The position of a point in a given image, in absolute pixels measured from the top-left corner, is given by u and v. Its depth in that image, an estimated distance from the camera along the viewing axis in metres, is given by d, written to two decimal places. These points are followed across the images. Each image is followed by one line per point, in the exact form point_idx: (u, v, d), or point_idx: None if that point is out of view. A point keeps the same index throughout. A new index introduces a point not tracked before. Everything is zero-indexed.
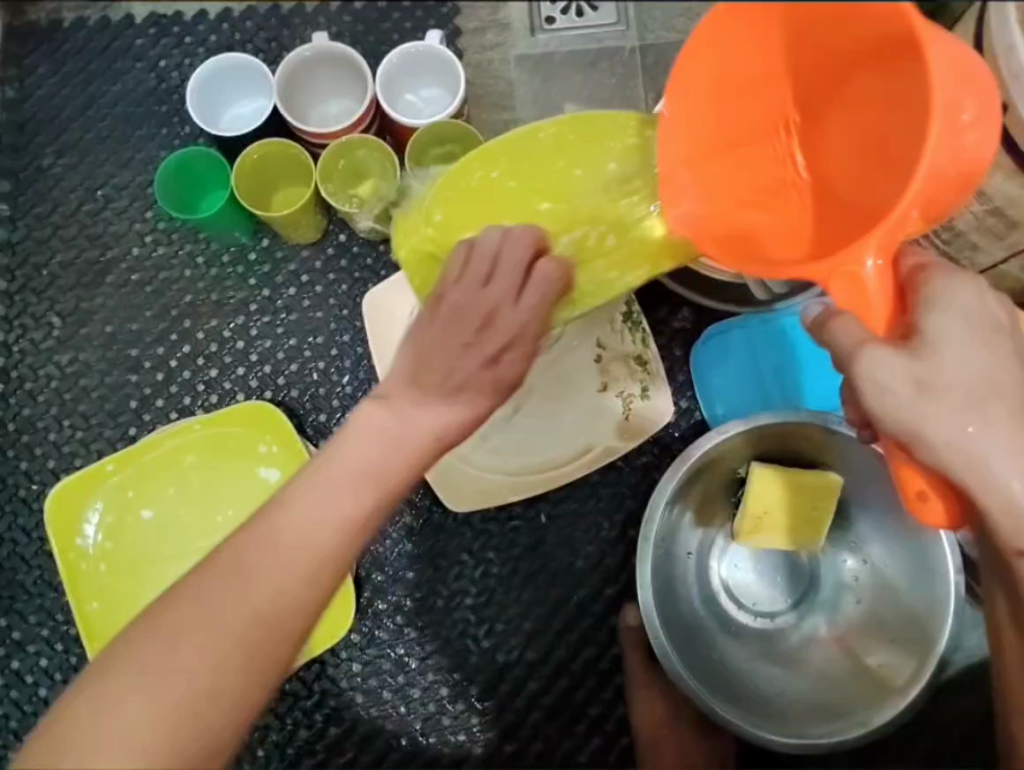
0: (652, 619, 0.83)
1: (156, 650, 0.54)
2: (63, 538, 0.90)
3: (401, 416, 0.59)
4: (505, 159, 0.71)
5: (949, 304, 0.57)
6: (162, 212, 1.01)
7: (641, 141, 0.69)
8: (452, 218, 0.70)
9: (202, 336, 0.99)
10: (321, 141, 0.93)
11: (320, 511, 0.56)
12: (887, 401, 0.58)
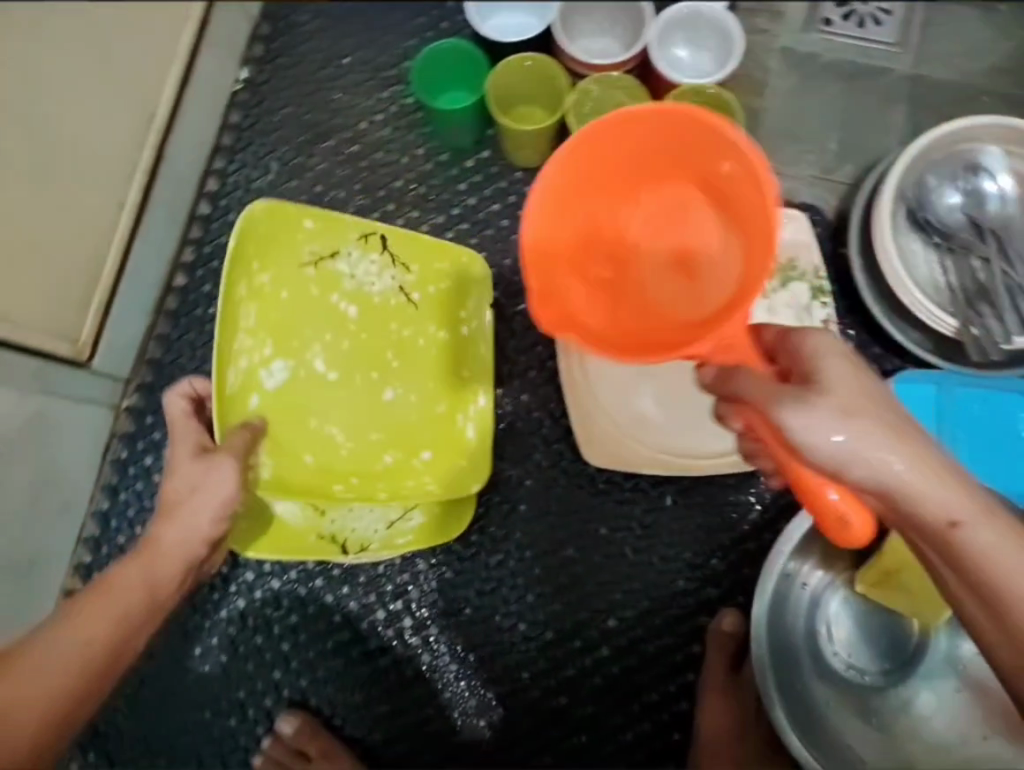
0: (756, 631, 0.85)
1: None
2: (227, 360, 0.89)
3: (149, 555, 0.73)
4: (268, 317, 0.92)
5: (829, 349, 0.59)
6: (398, 97, 1.03)
7: (305, 226, 0.92)
8: (288, 397, 0.93)
9: (401, 223, 1.02)
10: (577, 69, 0.93)
11: (77, 624, 0.66)
12: (806, 440, 0.57)
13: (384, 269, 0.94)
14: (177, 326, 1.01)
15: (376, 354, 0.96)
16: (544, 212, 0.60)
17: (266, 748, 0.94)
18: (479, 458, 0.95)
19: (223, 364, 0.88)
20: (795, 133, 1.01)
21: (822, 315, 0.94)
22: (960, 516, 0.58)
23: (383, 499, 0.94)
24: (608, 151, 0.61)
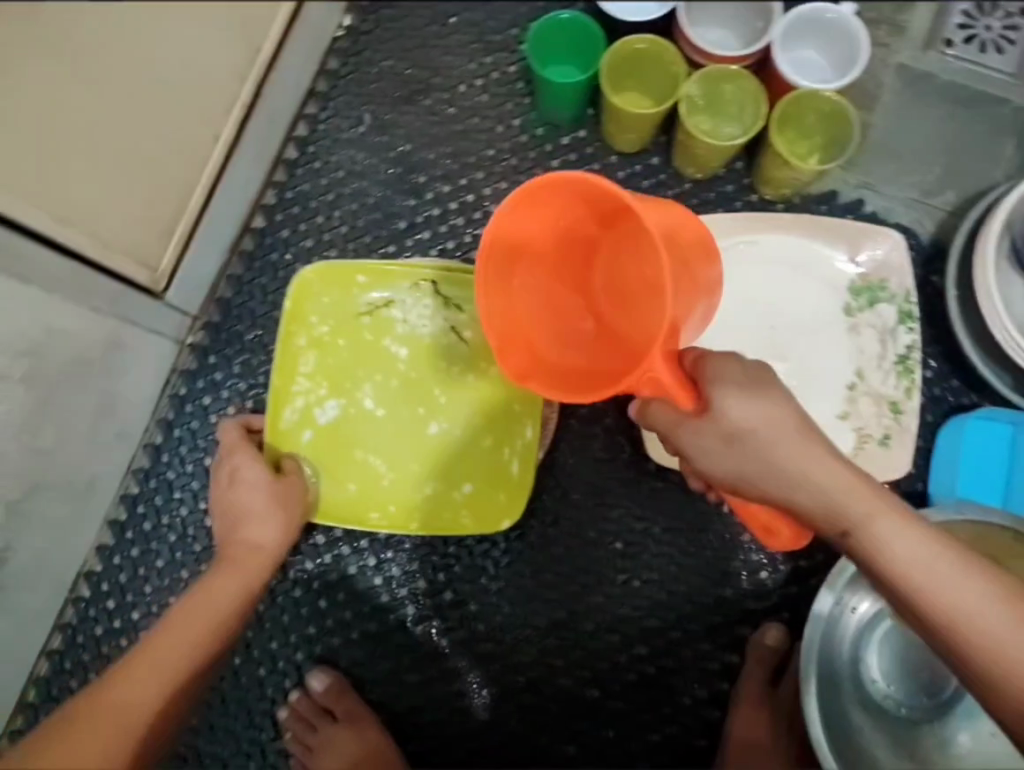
0: (810, 651, 0.83)
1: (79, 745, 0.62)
2: (279, 401, 0.90)
3: (238, 557, 0.81)
4: (326, 362, 0.91)
5: (725, 376, 0.61)
6: (501, 64, 1.01)
7: (358, 279, 0.89)
8: (333, 445, 0.91)
9: (487, 193, 1.00)
10: (692, 55, 0.91)
11: (190, 615, 0.74)
12: (707, 465, 0.63)
13: (436, 311, 0.91)
14: (250, 268, 0.99)
15: (423, 391, 0.92)
16: (493, 281, 0.67)
17: (292, 701, 0.93)
18: (516, 494, 0.89)
19: (278, 404, 0.90)
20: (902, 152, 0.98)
21: (907, 341, 0.92)
22: (869, 526, 0.62)
23: (417, 529, 0.90)
24: (535, 210, 0.66)
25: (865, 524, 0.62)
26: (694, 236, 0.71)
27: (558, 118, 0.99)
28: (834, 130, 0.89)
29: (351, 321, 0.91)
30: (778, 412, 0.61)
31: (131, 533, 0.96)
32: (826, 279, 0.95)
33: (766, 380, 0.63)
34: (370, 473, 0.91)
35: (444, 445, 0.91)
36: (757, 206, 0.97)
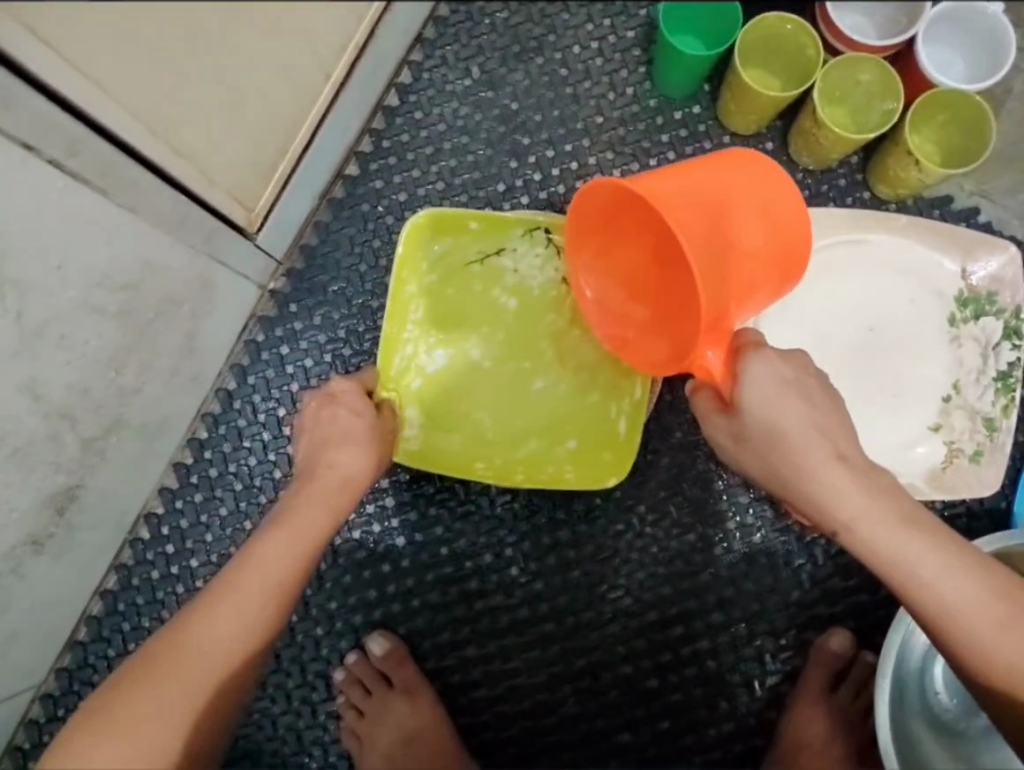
0: (887, 657, 0.81)
1: (158, 691, 0.64)
2: (387, 349, 0.88)
3: (321, 484, 0.77)
4: (432, 309, 0.90)
5: (744, 381, 0.68)
6: (619, 29, 0.98)
7: (477, 228, 0.88)
8: (440, 392, 0.91)
9: (592, 162, 0.96)
10: (836, 45, 0.88)
11: (274, 549, 0.72)
12: (726, 454, 0.74)
13: (548, 261, 0.91)
14: (339, 215, 0.95)
15: (530, 345, 0.92)
16: (590, 260, 0.80)
17: (348, 664, 0.92)
18: (624, 453, 0.89)
19: (388, 352, 0.88)
20: None
21: (1010, 357, 0.90)
22: (862, 538, 0.68)
23: (523, 482, 0.90)
24: (606, 200, 0.74)
25: (852, 527, 0.68)
26: (769, 199, 0.70)
27: (671, 92, 0.95)
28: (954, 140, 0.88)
29: (462, 272, 0.91)
30: (795, 422, 0.68)
31: (196, 478, 0.93)
32: (931, 283, 0.93)
33: (791, 387, 0.68)
34: (477, 422, 0.91)
35: (552, 398, 0.91)
36: (870, 204, 0.94)
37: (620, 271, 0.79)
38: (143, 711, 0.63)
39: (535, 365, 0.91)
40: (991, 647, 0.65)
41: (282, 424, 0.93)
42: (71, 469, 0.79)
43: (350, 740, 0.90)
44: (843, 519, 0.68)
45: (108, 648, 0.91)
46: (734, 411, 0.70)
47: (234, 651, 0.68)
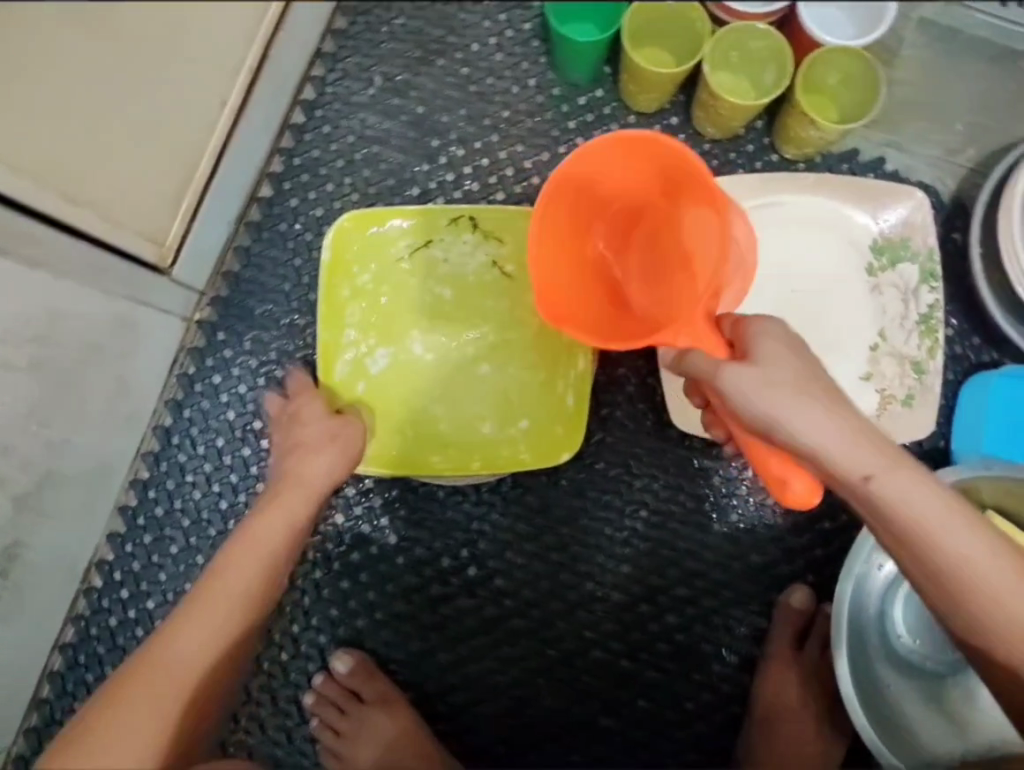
0: (840, 604, 0.82)
1: (123, 716, 0.63)
2: (327, 356, 0.88)
3: (288, 491, 0.77)
4: (367, 306, 0.90)
5: (760, 332, 0.66)
6: (516, 22, 0.98)
7: (403, 223, 0.90)
8: (384, 392, 0.90)
9: (503, 156, 0.97)
10: (720, 15, 0.90)
11: (239, 564, 0.72)
12: (747, 407, 0.64)
13: (477, 246, 0.91)
14: (259, 238, 0.95)
15: (472, 332, 0.92)
16: (556, 247, 0.77)
17: (317, 685, 0.91)
18: (574, 426, 0.89)
19: (328, 360, 0.88)
20: (925, 109, 0.98)
21: (930, 299, 0.92)
22: (891, 482, 0.61)
23: (479, 470, 0.89)
24: (594, 178, 0.75)
25: (886, 472, 0.62)
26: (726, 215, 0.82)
27: (575, 79, 0.97)
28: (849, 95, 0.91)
29: (394, 269, 0.91)
30: (811, 369, 0.65)
31: (143, 519, 0.92)
32: (845, 234, 0.95)
33: (799, 344, 0.67)
34: (428, 418, 0.91)
35: (496, 383, 0.92)
36: (778, 166, 0.96)
37: (576, 270, 0.78)
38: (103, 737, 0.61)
39: (472, 359, 0.92)
40: (1008, 598, 0.60)
41: (222, 454, 0.93)
42: (5, 529, 0.78)
43: (330, 760, 0.90)
44: (872, 463, 0.62)
45: (72, 703, 0.89)
46: (752, 359, 0.65)
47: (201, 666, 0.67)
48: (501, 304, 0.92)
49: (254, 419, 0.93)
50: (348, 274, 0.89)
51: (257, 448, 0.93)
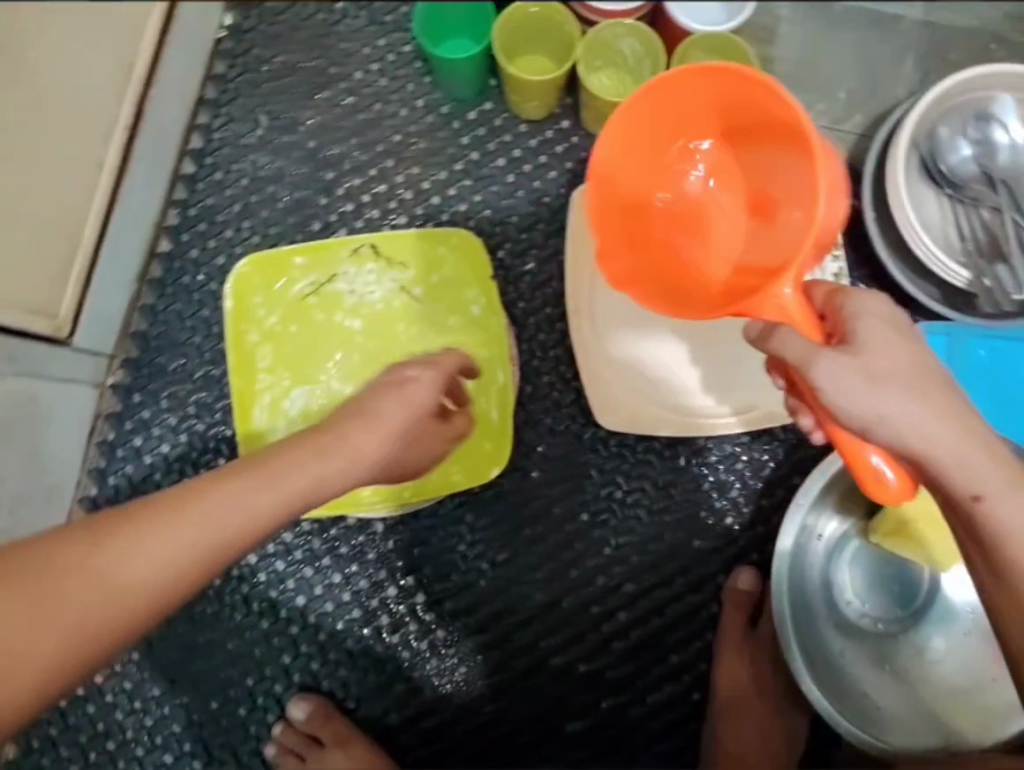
0: (778, 577, 0.87)
1: (86, 587, 0.56)
2: (244, 402, 0.89)
3: (338, 444, 0.66)
4: (277, 347, 0.90)
5: (868, 315, 0.58)
6: (396, 45, 0.98)
7: (306, 262, 0.90)
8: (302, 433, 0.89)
9: (400, 180, 0.97)
10: (588, 16, 0.90)
11: (264, 493, 0.62)
12: (849, 405, 0.56)
13: (383, 275, 0.91)
14: (163, 295, 0.94)
15: (387, 358, 0.90)
16: (613, 209, 0.68)
17: (277, 735, 0.90)
18: (502, 441, 0.92)
19: (245, 408, 0.89)
20: (810, 81, 0.99)
21: (835, 268, 0.93)
22: (993, 495, 0.57)
23: (411, 498, 0.92)
24: (659, 128, 0.67)
25: (1001, 483, 0.57)
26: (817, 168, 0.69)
27: (461, 95, 0.97)
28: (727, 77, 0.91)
29: (301, 307, 0.90)
30: (921, 357, 0.58)
31: None
32: None
33: (906, 325, 0.59)
34: None
35: None
36: None
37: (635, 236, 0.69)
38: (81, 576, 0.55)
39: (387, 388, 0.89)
40: None
41: None
42: None
43: None
44: (982, 474, 0.57)
45: None
46: (852, 342, 0.58)
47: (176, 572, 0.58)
48: (414, 328, 0.91)
49: (180, 476, 0.92)
50: (254, 319, 0.89)
51: None
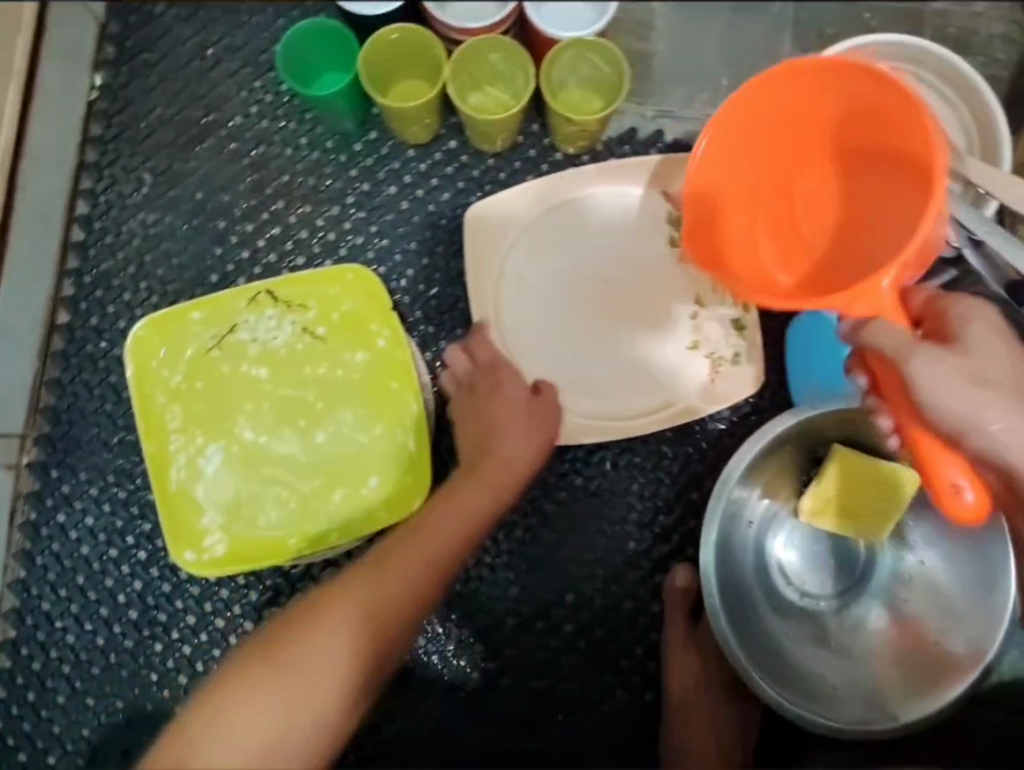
0: (708, 572, 0.84)
1: (356, 598, 0.71)
2: (158, 467, 0.88)
3: (505, 448, 0.85)
4: (185, 406, 0.89)
5: (976, 319, 0.63)
6: (272, 86, 0.97)
7: (203, 317, 0.90)
8: (221, 488, 0.88)
9: (293, 220, 0.96)
10: (453, 37, 0.91)
11: (469, 504, 0.81)
12: (941, 404, 0.60)
13: (282, 318, 0.90)
14: (67, 367, 0.93)
15: (298, 403, 0.90)
16: (710, 197, 0.70)
17: None
18: (421, 469, 0.88)
19: (160, 472, 0.88)
20: (692, 71, 0.99)
21: None
22: None
23: (339, 540, 0.87)
24: (762, 117, 0.68)
25: None
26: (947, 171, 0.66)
27: (343, 127, 0.96)
28: (599, 81, 0.93)
29: (205, 362, 0.89)
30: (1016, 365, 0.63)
31: (23, 678, 0.89)
32: (640, 214, 0.95)
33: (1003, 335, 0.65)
34: (274, 502, 0.88)
35: (334, 446, 0.89)
36: (563, 164, 0.97)
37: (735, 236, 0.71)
38: (358, 616, 0.70)
39: (304, 436, 0.89)
40: None
41: (86, 590, 0.91)
42: None
43: None
44: None
45: None
46: (959, 342, 0.63)
47: (424, 591, 0.73)
48: (322, 368, 0.90)
49: (108, 546, 0.91)
50: (159, 380, 0.89)
51: (120, 576, 0.91)
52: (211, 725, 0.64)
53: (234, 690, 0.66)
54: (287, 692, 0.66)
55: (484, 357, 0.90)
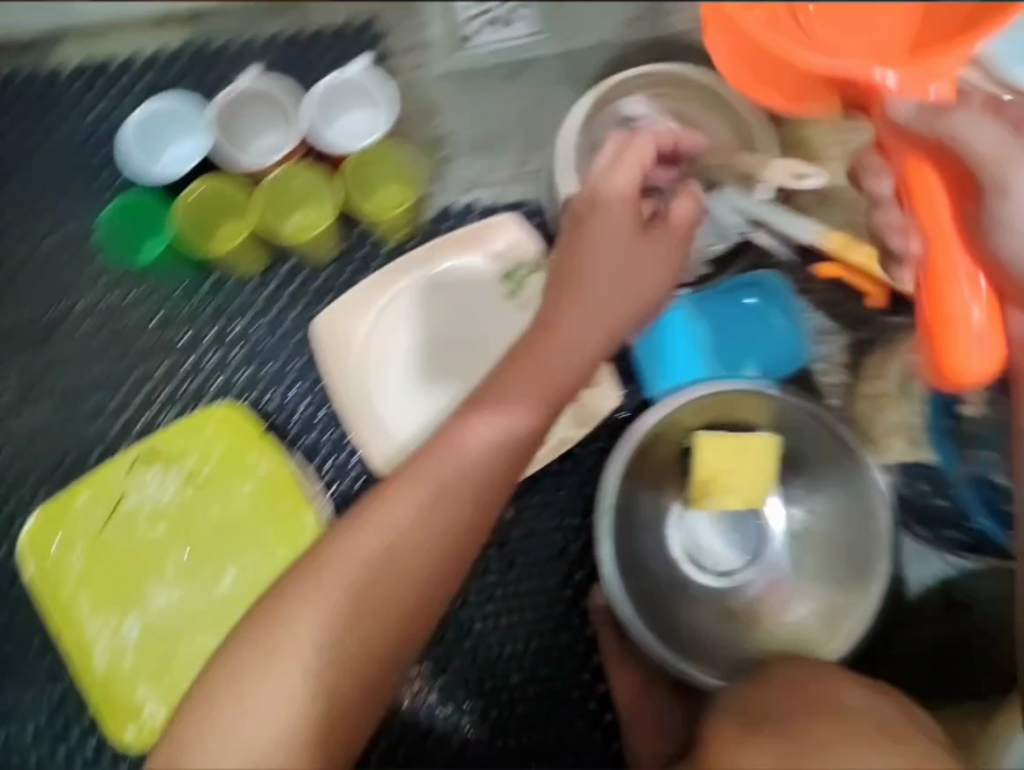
0: (612, 580, 0.90)
1: (384, 530, 0.66)
2: (81, 654, 0.92)
3: (587, 305, 0.77)
4: (93, 588, 0.93)
5: None
6: (107, 262, 1.03)
7: (90, 498, 0.94)
8: (146, 656, 0.92)
9: (159, 378, 1.02)
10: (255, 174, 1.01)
11: (502, 414, 0.72)
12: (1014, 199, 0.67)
13: (165, 477, 0.95)
14: None
15: (199, 552, 0.95)
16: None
17: None
18: None
19: (84, 658, 0.92)
20: (486, 140, 1.09)
21: None
22: None
23: None
24: None
25: None
26: None
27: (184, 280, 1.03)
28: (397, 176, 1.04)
29: (101, 539, 0.94)
30: None
31: None
32: (468, 280, 1.02)
33: None
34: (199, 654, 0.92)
35: (244, 584, 0.94)
36: (392, 253, 1.05)
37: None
38: (359, 569, 0.65)
39: (212, 581, 0.94)
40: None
41: None
42: None
43: None
44: None
45: None
46: None
47: (426, 550, 0.66)
48: (215, 511, 0.95)
49: (57, 742, 0.93)
50: (63, 571, 0.93)
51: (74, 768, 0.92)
52: (210, 737, 0.61)
53: (225, 659, 0.64)
54: (277, 674, 0.62)
55: (609, 173, 0.81)
